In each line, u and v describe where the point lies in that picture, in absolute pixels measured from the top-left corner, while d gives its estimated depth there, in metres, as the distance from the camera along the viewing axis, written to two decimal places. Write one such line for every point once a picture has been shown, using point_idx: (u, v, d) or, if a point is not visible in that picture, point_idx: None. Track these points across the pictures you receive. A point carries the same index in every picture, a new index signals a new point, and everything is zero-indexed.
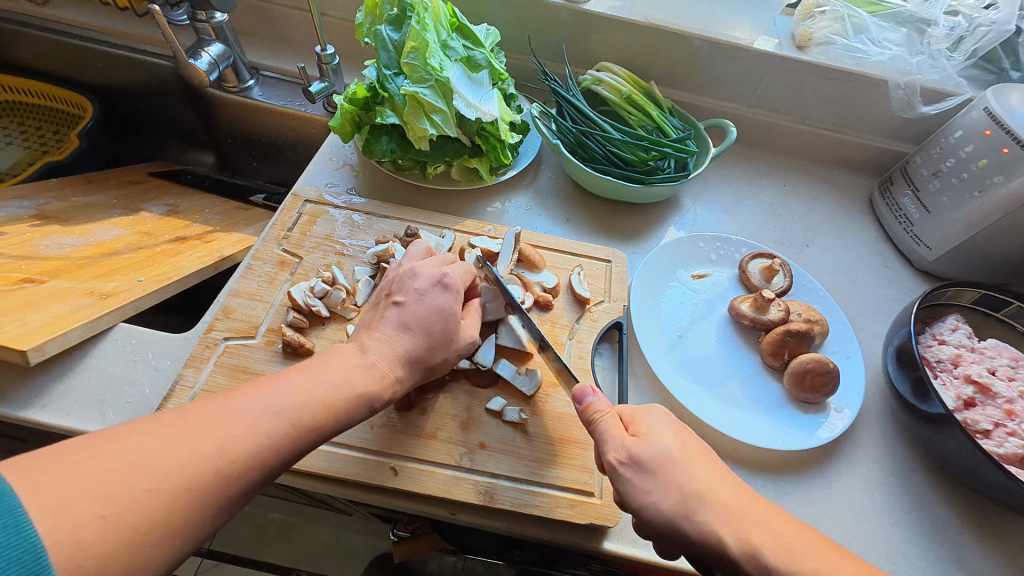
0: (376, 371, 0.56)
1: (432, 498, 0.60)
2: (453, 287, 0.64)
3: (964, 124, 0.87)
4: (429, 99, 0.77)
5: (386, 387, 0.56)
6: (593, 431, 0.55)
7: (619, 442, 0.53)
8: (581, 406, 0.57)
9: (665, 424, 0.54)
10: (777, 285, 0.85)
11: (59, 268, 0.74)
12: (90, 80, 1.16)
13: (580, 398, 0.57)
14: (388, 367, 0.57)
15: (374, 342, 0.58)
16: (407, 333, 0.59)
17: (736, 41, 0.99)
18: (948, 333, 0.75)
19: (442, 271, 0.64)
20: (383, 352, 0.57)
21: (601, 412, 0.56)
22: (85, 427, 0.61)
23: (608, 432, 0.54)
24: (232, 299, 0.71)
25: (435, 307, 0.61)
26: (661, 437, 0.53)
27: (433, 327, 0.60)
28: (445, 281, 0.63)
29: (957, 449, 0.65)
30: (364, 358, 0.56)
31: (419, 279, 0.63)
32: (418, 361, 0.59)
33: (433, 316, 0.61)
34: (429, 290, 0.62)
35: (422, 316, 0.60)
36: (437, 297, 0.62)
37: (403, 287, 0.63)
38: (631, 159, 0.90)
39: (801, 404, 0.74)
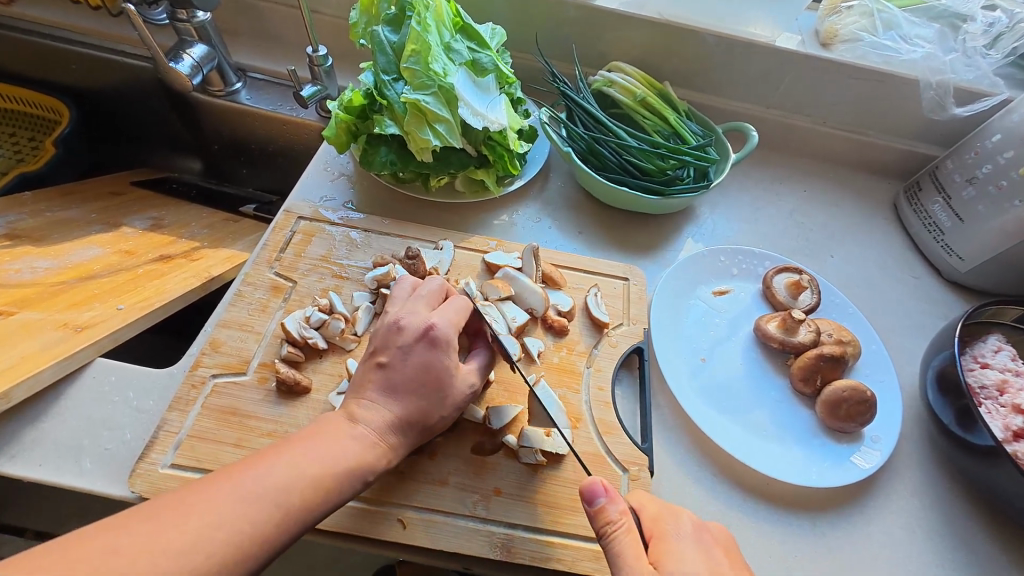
0: (363, 442, 0.51)
1: (445, 552, 0.55)
2: (442, 341, 0.56)
3: (1002, 127, 0.81)
4: (431, 107, 0.71)
5: (377, 460, 0.51)
6: (606, 544, 0.49)
7: (640, 572, 0.46)
8: (592, 510, 0.50)
9: (692, 547, 0.49)
10: (804, 302, 0.79)
11: (29, 297, 0.67)
12: (64, 82, 1.08)
13: (593, 500, 0.50)
14: (379, 437, 0.52)
15: (364, 411, 0.53)
16: (393, 400, 0.54)
17: (757, 38, 0.93)
18: (990, 355, 0.70)
19: (429, 320, 0.57)
20: (375, 422, 0.52)
21: (616, 523, 0.49)
22: (61, 478, 0.56)
23: (624, 553, 0.48)
24: (221, 330, 0.65)
25: (423, 365, 0.55)
26: (685, 568, 0.47)
27: (422, 387, 0.55)
28: (433, 331, 0.57)
29: (1009, 487, 0.61)
30: (353, 429, 0.51)
31: (404, 333, 0.57)
32: (415, 425, 0.54)
33: (425, 375, 0.55)
34: (414, 346, 0.56)
35: (410, 377, 0.55)
36: (424, 354, 0.56)
37: (387, 346, 0.56)
38: (648, 168, 0.84)
39: (835, 433, 0.69)
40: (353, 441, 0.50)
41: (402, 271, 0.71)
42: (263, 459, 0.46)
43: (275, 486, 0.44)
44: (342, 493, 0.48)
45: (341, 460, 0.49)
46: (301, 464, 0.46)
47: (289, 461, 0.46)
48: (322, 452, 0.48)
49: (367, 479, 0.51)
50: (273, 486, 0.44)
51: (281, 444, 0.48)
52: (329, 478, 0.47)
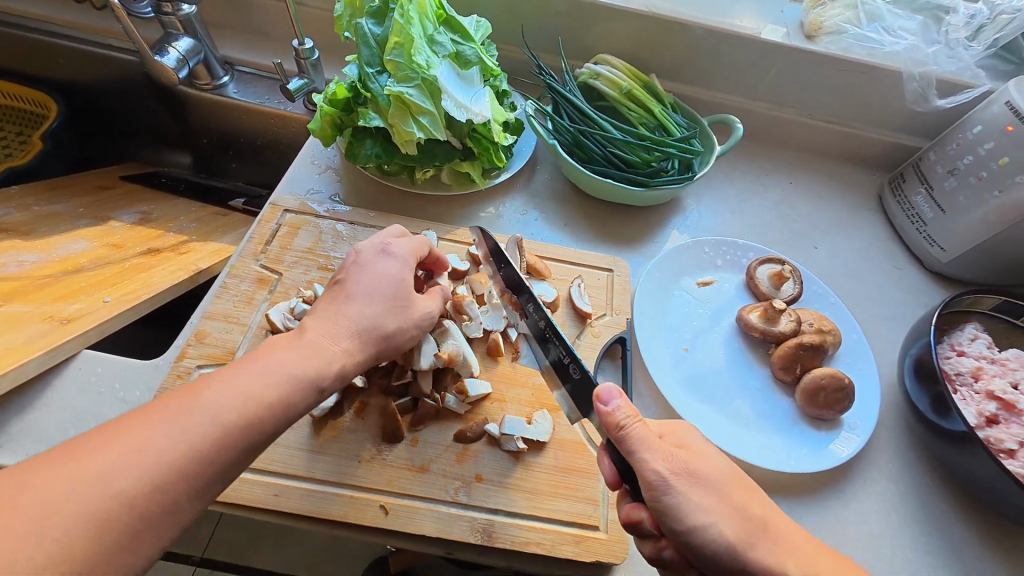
0: (315, 348, 0.50)
1: (427, 537, 0.56)
2: (397, 254, 0.61)
3: (983, 119, 0.82)
4: (415, 100, 0.71)
5: (331, 366, 0.50)
6: (624, 439, 0.48)
7: (668, 451, 0.48)
8: (606, 409, 0.50)
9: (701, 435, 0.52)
10: (786, 292, 0.80)
11: (16, 289, 0.68)
12: (51, 77, 1.08)
13: (606, 401, 0.50)
14: (333, 341, 0.51)
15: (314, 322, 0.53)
16: (349, 301, 0.55)
17: (742, 30, 0.93)
18: (967, 343, 0.72)
19: (386, 242, 0.62)
20: (323, 331, 0.52)
21: (631, 418, 0.49)
22: None
23: (644, 441, 0.48)
24: (206, 322, 0.66)
25: (381, 275, 0.58)
26: (710, 454, 0.50)
27: (379, 293, 0.56)
28: (391, 251, 0.61)
29: (980, 471, 0.62)
30: (301, 338, 0.51)
31: (362, 253, 0.60)
32: (371, 334, 0.54)
33: (383, 284, 0.57)
34: (371, 259, 0.59)
35: (366, 284, 0.56)
36: (381, 265, 0.59)
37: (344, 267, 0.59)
38: (633, 160, 0.85)
39: (814, 420, 0.70)
40: (299, 351, 0.49)
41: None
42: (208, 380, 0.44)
43: (230, 399, 0.43)
44: (296, 405, 0.47)
45: (290, 372, 0.47)
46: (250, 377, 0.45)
47: (235, 376, 0.45)
48: (272, 366, 0.47)
49: (321, 387, 0.49)
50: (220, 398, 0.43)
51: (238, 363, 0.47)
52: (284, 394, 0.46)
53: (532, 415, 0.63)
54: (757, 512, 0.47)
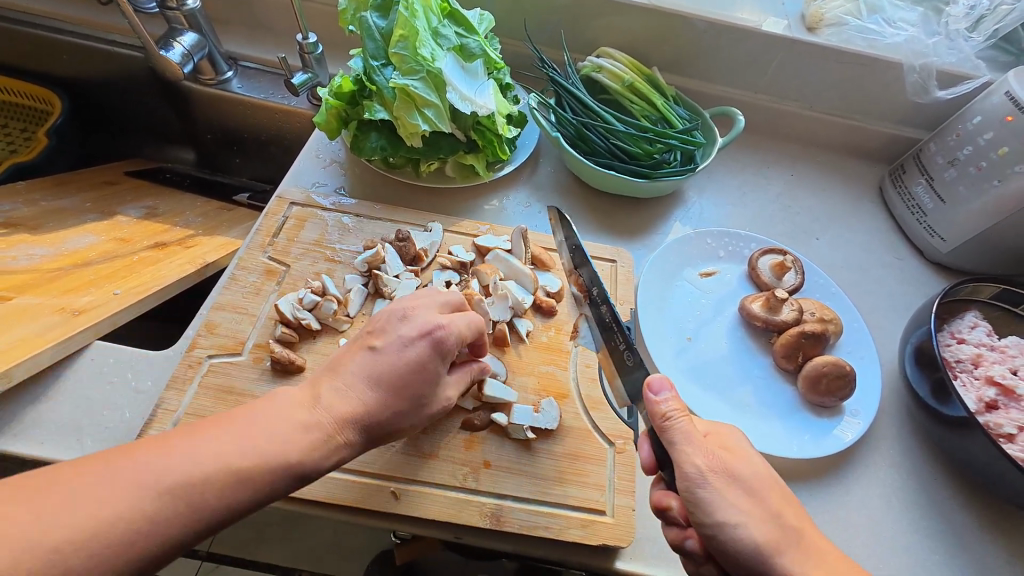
0: (318, 433, 0.47)
1: (436, 521, 0.57)
2: (444, 345, 0.54)
3: (982, 109, 0.83)
4: (420, 92, 0.72)
5: (326, 456, 0.47)
6: (667, 429, 0.50)
7: (709, 449, 0.49)
8: (655, 397, 0.52)
9: (748, 440, 0.53)
10: (788, 282, 0.81)
11: (27, 282, 0.68)
12: (54, 73, 1.08)
13: (656, 391, 0.52)
14: (336, 429, 0.48)
15: (331, 395, 0.50)
16: (373, 390, 0.51)
17: (743, 23, 0.94)
18: (967, 331, 0.72)
19: (436, 322, 0.55)
20: (336, 408, 0.49)
21: (679, 411, 0.51)
22: (62, 456, 0.57)
23: (687, 434, 0.50)
24: (216, 313, 0.66)
25: (413, 365, 0.52)
26: (752, 455, 0.50)
27: (398, 386, 0.52)
28: (433, 333, 0.54)
29: (980, 455, 0.63)
30: (311, 412, 0.48)
31: (406, 323, 0.54)
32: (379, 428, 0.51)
33: (416, 376, 0.52)
34: (414, 340, 0.53)
35: (397, 372, 0.51)
36: (421, 350, 0.53)
37: (384, 331, 0.54)
38: (635, 152, 0.85)
39: (816, 408, 0.71)
40: (298, 433, 0.46)
41: (392, 252, 0.73)
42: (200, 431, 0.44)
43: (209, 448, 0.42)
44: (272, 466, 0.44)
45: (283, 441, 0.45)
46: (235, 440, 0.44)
47: (224, 435, 0.44)
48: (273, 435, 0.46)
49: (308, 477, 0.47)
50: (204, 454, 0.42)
51: (237, 417, 0.46)
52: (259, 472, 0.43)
53: (539, 403, 0.64)
54: (790, 518, 0.48)
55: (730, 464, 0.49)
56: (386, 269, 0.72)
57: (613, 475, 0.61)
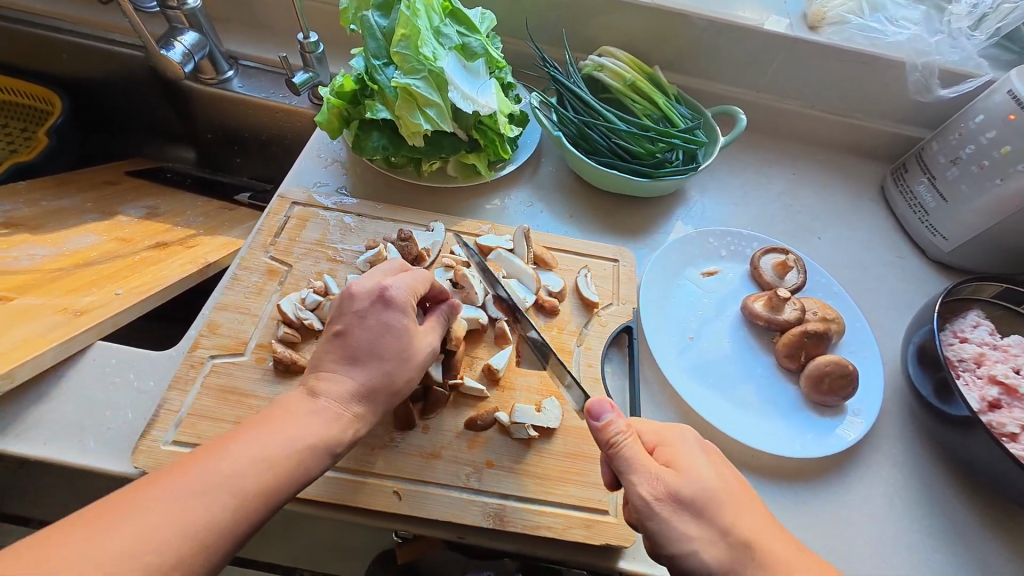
0: (327, 415, 0.51)
1: (439, 522, 0.57)
2: (397, 300, 0.57)
3: (985, 108, 0.82)
4: (422, 92, 0.72)
5: (343, 432, 0.52)
6: (615, 455, 0.50)
7: (654, 474, 0.49)
8: (598, 424, 0.51)
9: (700, 454, 0.51)
10: (791, 282, 0.81)
11: (28, 283, 0.68)
12: (53, 72, 1.08)
13: (598, 416, 0.51)
14: (342, 408, 0.52)
15: (323, 383, 0.53)
16: (354, 364, 0.54)
17: (745, 22, 0.94)
18: (969, 330, 0.72)
19: (382, 283, 0.58)
20: (337, 394, 0.53)
21: (624, 434, 0.50)
22: (64, 456, 0.57)
23: (632, 460, 0.49)
24: (218, 313, 0.66)
25: (378, 326, 0.55)
26: (700, 472, 0.49)
27: (380, 350, 0.55)
28: (388, 289, 0.57)
29: (984, 454, 0.63)
30: (315, 403, 0.52)
31: (357, 298, 0.57)
32: (379, 392, 0.54)
33: (383, 338, 0.55)
34: (369, 309, 0.56)
35: (366, 340, 0.55)
36: (380, 315, 0.56)
37: (343, 314, 0.57)
38: (637, 151, 0.85)
39: (819, 407, 0.71)
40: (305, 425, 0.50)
41: (394, 252, 0.73)
42: (210, 454, 0.45)
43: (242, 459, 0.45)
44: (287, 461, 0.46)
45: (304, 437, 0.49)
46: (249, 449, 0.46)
47: (237, 451, 0.46)
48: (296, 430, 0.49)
49: (335, 452, 0.51)
50: (229, 468, 0.45)
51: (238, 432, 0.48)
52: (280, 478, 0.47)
53: (542, 403, 0.64)
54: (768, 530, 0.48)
55: (675, 484, 0.48)
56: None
57: None
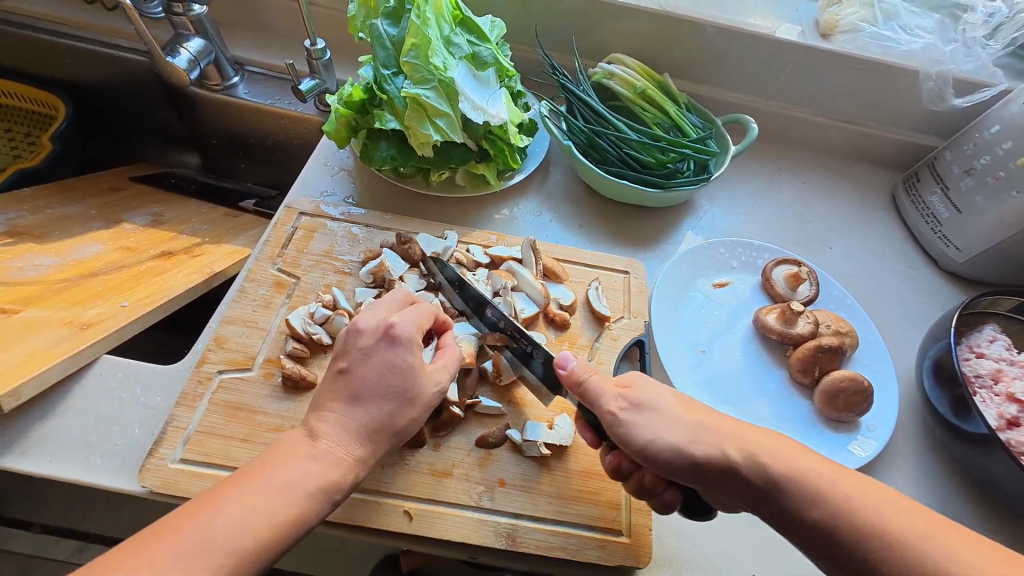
0: (327, 458, 0.50)
1: (451, 542, 0.56)
2: (403, 338, 0.55)
3: (1001, 118, 0.81)
4: (432, 102, 0.71)
5: (344, 476, 0.50)
6: (584, 392, 0.52)
7: (617, 396, 0.51)
8: (565, 372, 0.54)
9: (652, 376, 0.54)
10: (803, 294, 0.80)
11: (33, 295, 0.67)
12: (57, 77, 1.07)
13: (563, 364, 0.55)
14: (344, 451, 0.51)
15: (325, 425, 0.52)
16: (358, 406, 0.52)
17: (757, 29, 0.93)
18: (986, 345, 0.71)
19: (389, 320, 0.56)
20: (337, 437, 0.51)
21: (587, 373, 0.53)
22: (71, 474, 0.56)
23: (599, 390, 0.52)
24: (226, 326, 0.66)
25: (385, 366, 0.54)
26: (654, 389, 0.52)
27: (387, 389, 0.53)
28: (395, 326, 0.55)
29: (1003, 473, 0.62)
30: (314, 449, 0.50)
31: (363, 334, 0.55)
32: (381, 431, 0.52)
33: (388, 377, 0.54)
34: (375, 346, 0.55)
35: (374, 381, 0.53)
36: (385, 353, 0.54)
37: (347, 351, 0.55)
38: (648, 160, 0.84)
39: (833, 423, 0.70)
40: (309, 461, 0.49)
41: (394, 256, 0.72)
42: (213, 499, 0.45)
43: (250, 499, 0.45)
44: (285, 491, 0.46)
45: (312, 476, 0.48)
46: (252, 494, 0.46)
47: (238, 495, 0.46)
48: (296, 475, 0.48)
49: (335, 499, 0.50)
50: (237, 508, 0.45)
51: (239, 474, 0.48)
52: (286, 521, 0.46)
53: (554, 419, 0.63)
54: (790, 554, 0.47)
55: (637, 396, 0.51)
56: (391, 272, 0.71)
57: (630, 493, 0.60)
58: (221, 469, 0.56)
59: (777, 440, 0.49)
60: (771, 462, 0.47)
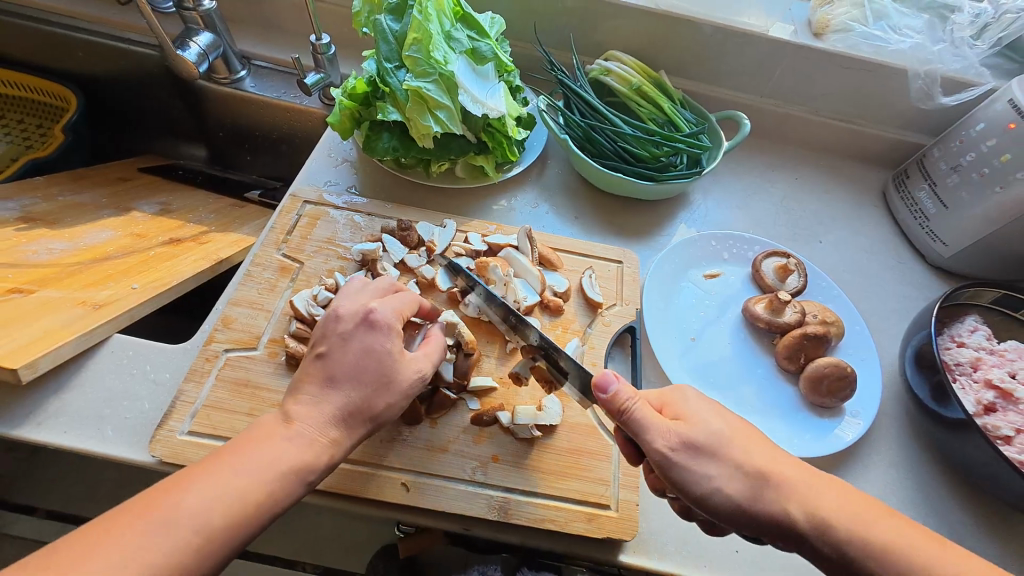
0: (303, 439, 0.52)
1: (446, 513, 0.59)
2: (381, 324, 0.57)
3: (986, 116, 0.84)
4: (433, 94, 0.74)
5: (318, 457, 0.52)
6: (628, 421, 0.51)
7: (665, 428, 0.50)
8: (605, 397, 0.51)
9: (699, 400, 0.53)
10: (791, 285, 0.82)
11: (48, 276, 0.70)
12: (69, 70, 1.10)
13: (605, 388, 0.52)
14: (320, 433, 0.52)
15: (298, 408, 0.53)
16: (334, 390, 0.54)
17: (750, 28, 0.95)
18: (967, 335, 0.74)
19: (369, 306, 0.58)
20: (311, 419, 0.53)
21: (631, 399, 0.51)
22: (85, 444, 0.59)
23: (647, 421, 0.50)
24: (232, 307, 0.68)
25: (362, 350, 0.56)
26: (705, 417, 0.51)
27: (362, 373, 0.55)
28: (373, 312, 0.57)
29: (978, 456, 0.64)
30: (289, 429, 0.52)
31: (343, 320, 0.58)
32: (355, 416, 0.54)
33: (364, 360, 0.55)
34: (353, 332, 0.57)
35: (349, 365, 0.55)
36: (362, 337, 0.56)
37: (326, 335, 0.57)
38: (642, 154, 0.87)
39: (817, 408, 0.73)
40: (292, 441, 0.51)
41: (393, 240, 0.75)
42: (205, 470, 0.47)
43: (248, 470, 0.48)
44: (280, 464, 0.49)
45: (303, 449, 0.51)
46: (253, 464, 0.49)
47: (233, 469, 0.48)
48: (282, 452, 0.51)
49: (310, 481, 0.51)
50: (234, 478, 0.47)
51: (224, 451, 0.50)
52: (281, 483, 0.49)
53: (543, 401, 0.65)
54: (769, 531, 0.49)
55: (686, 431, 0.50)
56: (389, 255, 0.75)
57: (618, 471, 0.62)
58: (227, 441, 0.59)
59: (806, 475, 0.49)
60: (824, 510, 0.47)
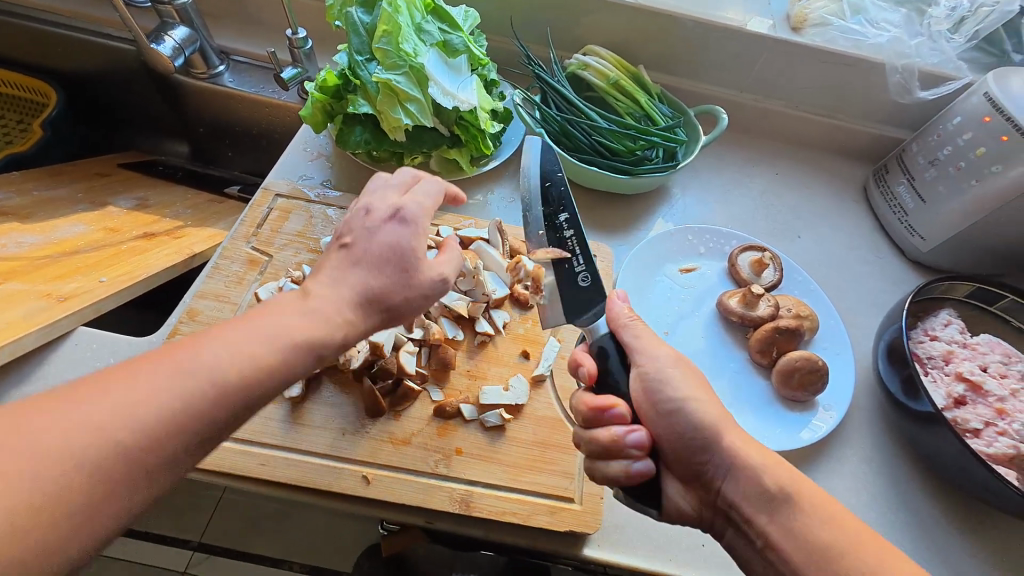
0: (317, 316, 0.46)
1: (409, 506, 0.58)
2: (412, 220, 0.53)
3: (963, 110, 0.83)
4: (402, 87, 0.73)
5: (333, 334, 0.46)
6: (625, 331, 0.56)
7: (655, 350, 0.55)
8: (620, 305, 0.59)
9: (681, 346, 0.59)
10: (767, 279, 0.82)
11: (14, 268, 0.70)
12: (49, 66, 1.10)
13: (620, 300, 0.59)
14: (336, 312, 0.47)
15: (320, 288, 0.48)
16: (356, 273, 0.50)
17: (728, 22, 0.95)
18: (940, 329, 0.73)
19: (400, 202, 0.54)
20: (330, 299, 0.48)
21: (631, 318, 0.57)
22: None
23: (640, 335, 0.56)
24: (198, 300, 0.68)
25: (389, 244, 0.51)
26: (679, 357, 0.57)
27: (385, 262, 0.50)
28: (401, 211, 0.53)
29: (947, 449, 0.63)
30: (306, 305, 0.47)
31: (372, 212, 0.53)
32: (375, 302, 0.49)
33: (393, 253, 0.51)
34: (382, 225, 0.52)
35: (377, 253, 0.51)
36: (391, 231, 0.52)
37: (353, 227, 0.52)
38: (617, 148, 0.86)
39: (789, 401, 0.72)
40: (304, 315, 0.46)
41: None
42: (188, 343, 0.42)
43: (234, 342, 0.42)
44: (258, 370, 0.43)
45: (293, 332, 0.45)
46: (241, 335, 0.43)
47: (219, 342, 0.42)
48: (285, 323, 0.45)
49: (322, 354, 0.47)
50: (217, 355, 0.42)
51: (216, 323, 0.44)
52: None
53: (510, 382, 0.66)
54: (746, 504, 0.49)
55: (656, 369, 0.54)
56: None
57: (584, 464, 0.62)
58: None
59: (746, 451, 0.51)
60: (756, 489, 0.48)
